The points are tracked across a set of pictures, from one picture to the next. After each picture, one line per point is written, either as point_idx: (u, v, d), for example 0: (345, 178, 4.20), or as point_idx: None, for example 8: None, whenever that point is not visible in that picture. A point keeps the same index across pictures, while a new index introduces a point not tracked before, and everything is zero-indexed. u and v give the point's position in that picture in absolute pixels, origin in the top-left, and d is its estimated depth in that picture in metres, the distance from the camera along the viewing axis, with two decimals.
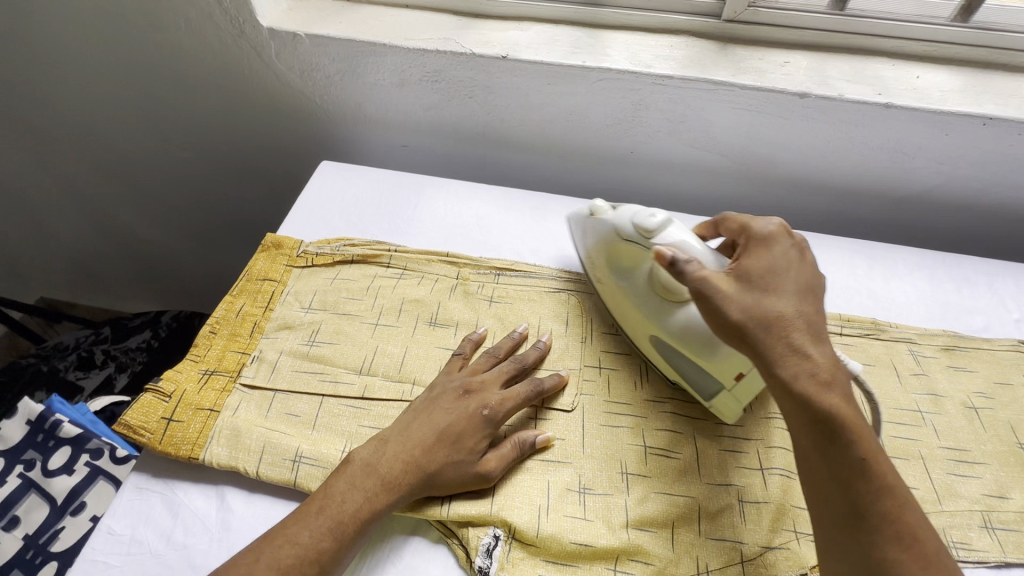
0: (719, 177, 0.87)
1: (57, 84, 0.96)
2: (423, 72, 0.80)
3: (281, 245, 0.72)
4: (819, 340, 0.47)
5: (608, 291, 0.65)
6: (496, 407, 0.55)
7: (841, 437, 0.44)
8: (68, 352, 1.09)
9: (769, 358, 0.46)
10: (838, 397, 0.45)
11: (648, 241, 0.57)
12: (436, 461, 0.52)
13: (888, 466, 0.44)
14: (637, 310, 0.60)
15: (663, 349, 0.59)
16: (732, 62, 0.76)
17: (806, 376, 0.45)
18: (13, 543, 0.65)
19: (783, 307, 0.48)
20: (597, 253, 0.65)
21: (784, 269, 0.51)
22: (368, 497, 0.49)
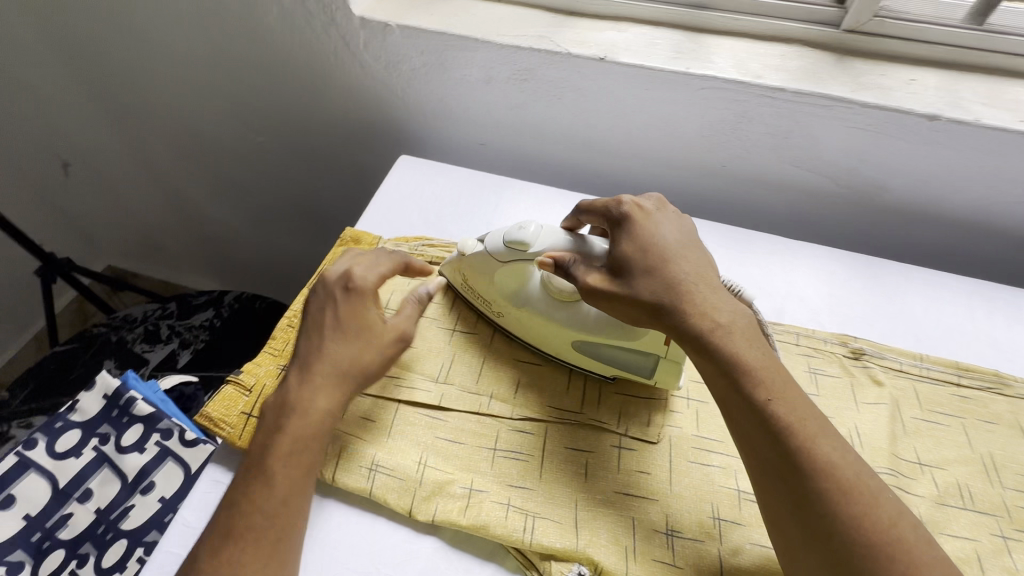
0: (818, 200, 0.81)
1: (146, 62, 0.98)
2: (512, 70, 0.77)
3: (359, 240, 0.71)
4: (709, 288, 0.48)
5: (511, 321, 0.61)
6: (364, 276, 0.54)
7: (748, 383, 0.44)
8: (136, 324, 1.13)
9: (679, 328, 0.47)
10: (742, 340, 0.46)
11: (527, 253, 0.56)
12: (343, 359, 0.50)
13: (796, 398, 0.44)
14: (549, 326, 0.58)
15: (592, 350, 0.58)
16: (850, 76, 0.70)
17: (705, 330, 0.46)
18: (86, 516, 0.67)
19: (676, 272, 0.49)
20: (483, 287, 0.61)
21: (651, 231, 0.52)
22: (301, 426, 0.48)
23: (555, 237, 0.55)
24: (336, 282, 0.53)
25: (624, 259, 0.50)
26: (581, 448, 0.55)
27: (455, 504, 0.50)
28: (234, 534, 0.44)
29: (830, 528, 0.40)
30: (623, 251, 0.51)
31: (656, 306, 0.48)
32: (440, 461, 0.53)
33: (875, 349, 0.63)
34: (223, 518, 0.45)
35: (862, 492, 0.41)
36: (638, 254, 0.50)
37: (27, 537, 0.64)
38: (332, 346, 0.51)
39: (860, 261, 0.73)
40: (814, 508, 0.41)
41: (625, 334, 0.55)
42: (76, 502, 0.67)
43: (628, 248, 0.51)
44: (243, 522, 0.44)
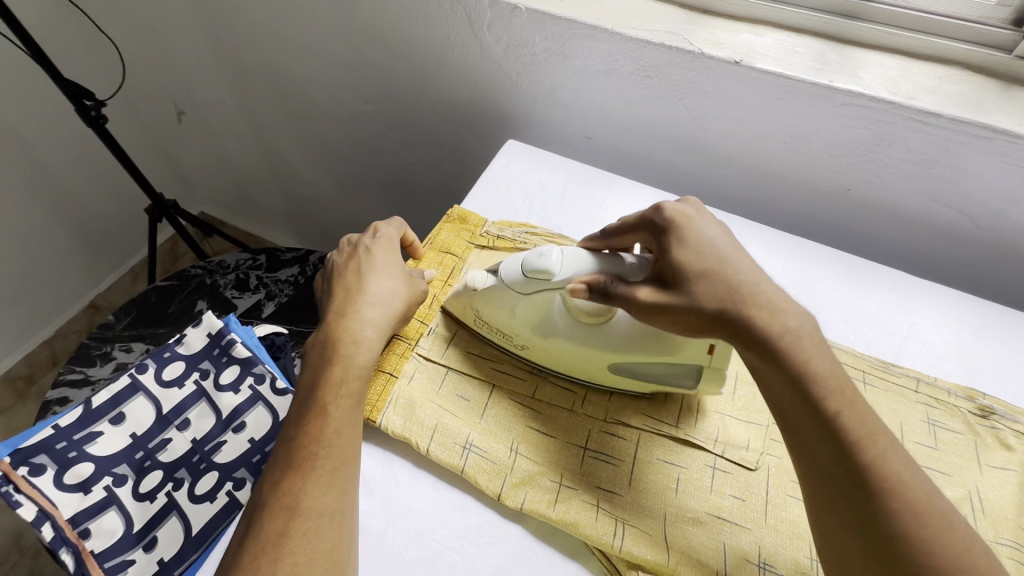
0: (950, 239, 0.74)
1: (271, 22, 1.02)
2: (637, 64, 0.75)
3: (467, 220, 0.71)
4: (769, 293, 0.45)
5: (536, 352, 0.58)
6: (386, 230, 0.62)
7: (813, 394, 0.41)
8: (228, 270, 1.19)
9: (741, 334, 0.44)
10: (809, 349, 0.43)
11: (553, 282, 0.52)
12: (379, 294, 0.56)
13: (865, 412, 0.41)
14: (579, 350, 0.55)
15: (630, 368, 0.55)
16: (1019, 108, 0.63)
17: (774, 337, 0.43)
18: (183, 443, 0.70)
19: (735, 280, 0.45)
20: (500, 320, 0.57)
21: (707, 233, 0.48)
22: (349, 360, 0.51)
23: (578, 262, 0.52)
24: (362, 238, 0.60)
25: (677, 268, 0.47)
26: (673, 462, 0.54)
27: (544, 496, 0.50)
28: (294, 464, 0.45)
29: (900, 553, 0.36)
30: (676, 257, 0.47)
31: (716, 314, 0.45)
32: (531, 451, 0.53)
33: (1005, 410, 0.58)
34: (282, 451, 0.47)
35: (933, 515, 0.37)
36: (693, 258, 0.47)
37: (132, 455, 0.68)
38: (372, 281, 0.56)
39: (993, 310, 0.66)
40: (881, 530, 0.37)
41: (665, 349, 0.52)
42: (176, 429, 0.71)
43: (682, 254, 0.47)
44: (304, 450, 0.46)
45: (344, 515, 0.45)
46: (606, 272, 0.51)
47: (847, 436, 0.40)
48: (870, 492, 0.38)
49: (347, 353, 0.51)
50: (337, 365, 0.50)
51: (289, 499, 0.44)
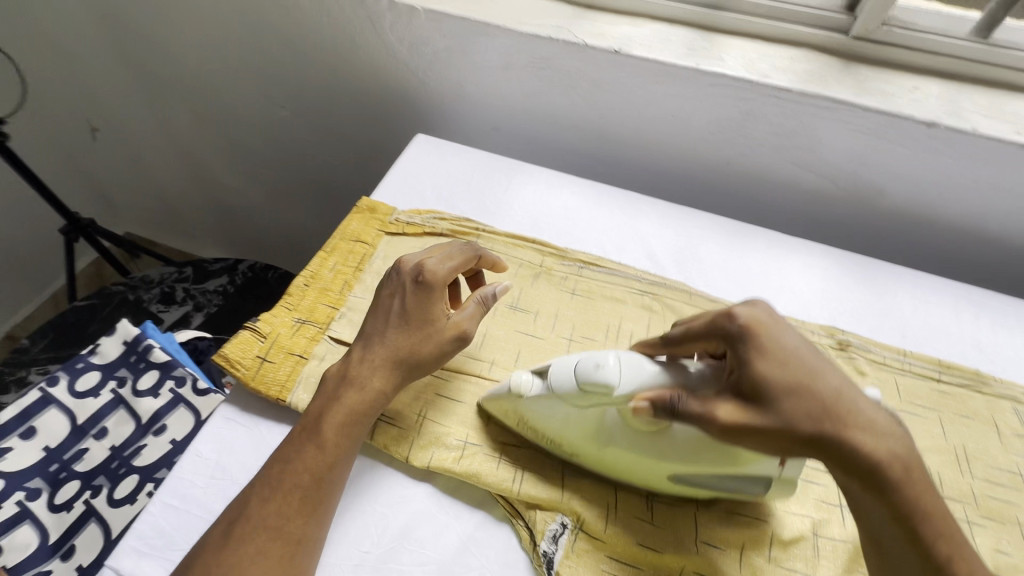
0: (818, 200, 0.83)
1: (180, 32, 1.01)
2: (531, 58, 0.80)
3: (375, 210, 0.73)
4: (869, 411, 0.43)
5: (589, 458, 0.53)
6: (438, 270, 0.54)
7: (918, 533, 0.40)
8: (153, 285, 1.17)
9: (843, 461, 0.41)
10: (917, 484, 0.41)
11: (613, 395, 0.48)
12: (401, 344, 0.52)
13: (961, 538, 0.41)
14: (640, 461, 0.50)
15: (693, 479, 0.50)
16: (855, 81, 0.73)
17: (883, 469, 0.41)
18: (101, 452, 0.70)
19: (828, 398, 0.42)
20: (552, 430, 0.52)
21: (791, 340, 0.45)
22: (358, 398, 0.51)
23: (639, 371, 0.48)
24: (411, 273, 0.54)
25: (763, 394, 0.42)
26: None
27: (450, 453, 0.54)
28: (279, 485, 0.47)
29: None
30: (760, 373, 0.43)
31: (812, 436, 0.41)
32: (439, 416, 0.57)
33: (860, 342, 0.66)
34: (272, 469, 0.48)
35: None
36: (781, 378, 0.43)
37: (46, 468, 0.66)
38: (394, 332, 0.53)
39: (852, 259, 0.75)
40: None
41: (731, 465, 0.48)
42: (93, 439, 0.70)
43: (769, 369, 0.43)
44: (290, 476, 0.47)
45: (308, 544, 0.46)
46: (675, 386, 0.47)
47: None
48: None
49: (356, 396, 0.51)
50: (348, 400, 0.50)
51: (273, 521, 0.45)
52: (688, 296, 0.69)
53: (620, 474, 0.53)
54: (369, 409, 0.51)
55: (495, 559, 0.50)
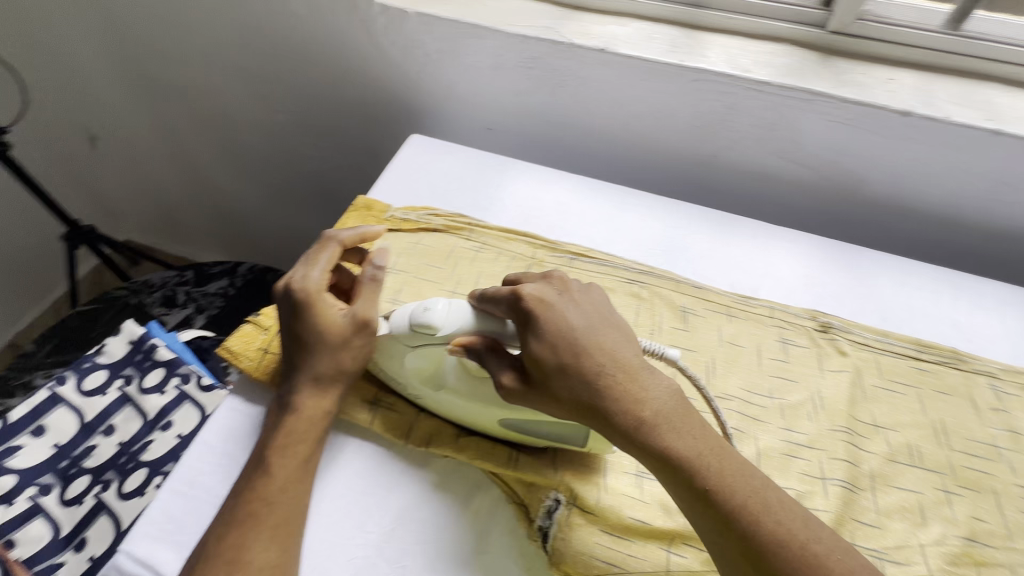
0: (801, 190, 0.86)
1: (177, 39, 1.04)
2: (520, 58, 0.83)
3: (372, 207, 0.75)
4: (628, 377, 0.46)
5: (430, 401, 0.57)
6: (307, 283, 0.55)
7: (681, 474, 0.44)
8: (155, 288, 1.18)
9: (602, 421, 0.46)
10: (666, 430, 0.45)
11: (436, 336, 0.52)
12: (313, 361, 0.55)
13: (747, 490, 0.43)
14: (467, 404, 0.54)
15: (516, 424, 0.54)
16: (834, 74, 0.75)
17: (636, 423, 0.45)
18: (110, 448, 0.71)
19: (589, 366, 0.46)
20: (394, 371, 0.57)
21: (565, 318, 0.48)
22: (298, 422, 0.53)
23: (459, 316, 0.52)
24: (285, 296, 0.56)
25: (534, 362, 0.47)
26: None
27: (449, 435, 0.57)
28: (238, 518, 0.48)
29: None
30: (533, 351, 0.47)
31: (576, 405, 0.47)
32: None
33: (842, 324, 0.68)
34: (228, 507, 0.49)
35: None
36: (548, 348, 0.47)
37: (58, 464, 0.68)
38: (306, 355, 0.55)
39: (835, 246, 0.78)
40: None
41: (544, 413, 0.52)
42: (102, 436, 0.72)
43: (540, 348, 0.47)
44: (245, 508, 0.49)
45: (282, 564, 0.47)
46: (484, 335, 0.51)
47: (726, 518, 0.43)
48: (759, 563, 0.41)
49: (297, 423, 0.53)
50: (289, 427, 0.53)
51: (233, 551, 0.46)
52: (675, 283, 0.71)
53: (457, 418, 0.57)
54: (313, 427, 0.54)
55: (492, 536, 0.53)
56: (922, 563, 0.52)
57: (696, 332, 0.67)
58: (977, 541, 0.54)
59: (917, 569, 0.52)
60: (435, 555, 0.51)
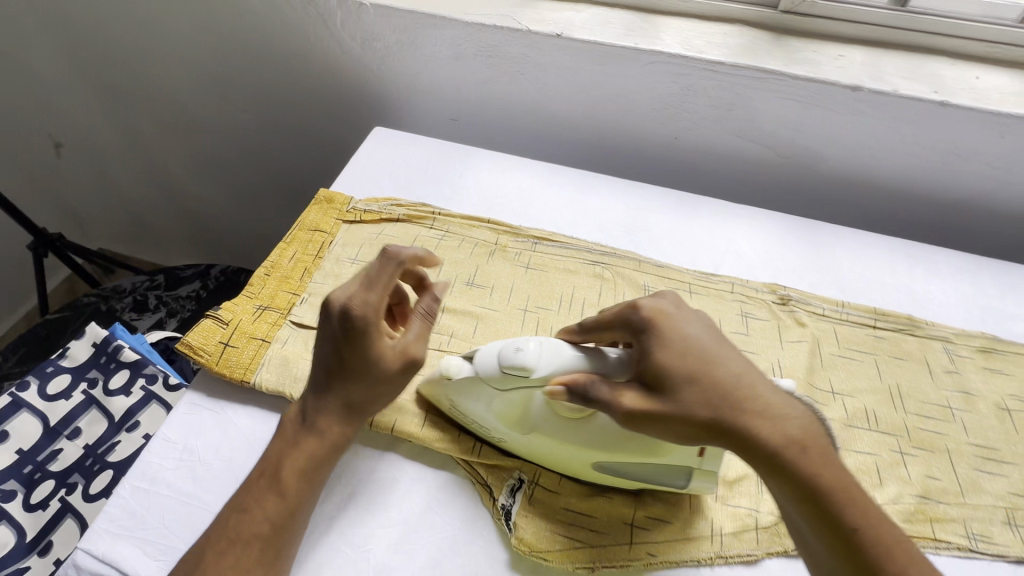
0: (762, 169, 0.87)
1: (135, 39, 1.02)
2: (478, 46, 0.83)
3: (333, 200, 0.75)
4: (766, 395, 0.43)
5: (514, 444, 0.54)
6: (362, 306, 0.47)
7: (823, 509, 0.41)
8: (125, 294, 1.17)
9: (739, 439, 0.42)
10: (816, 459, 0.42)
11: (531, 378, 0.49)
12: (347, 389, 0.48)
13: (889, 530, 0.40)
14: (560, 448, 0.51)
15: (613, 467, 0.51)
16: (786, 52, 0.76)
17: (778, 444, 0.42)
18: (75, 451, 0.71)
19: (723, 382, 0.44)
20: (476, 413, 0.53)
21: (689, 332, 0.46)
22: (320, 446, 0.49)
23: (556, 356, 0.49)
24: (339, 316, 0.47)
25: (660, 377, 0.44)
26: None
27: (413, 421, 0.57)
28: (238, 535, 0.45)
29: None
30: (657, 360, 0.45)
31: (708, 421, 0.43)
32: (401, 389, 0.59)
33: (801, 296, 0.69)
34: (230, 518, 0.46)
35: None
36: (678, 363, 0.44)
37: (20, 470, 0.67)
38: (343, 382, 0.48)
39: (794, 221, 0.79)
40: None
41: (652, 455, 0.49)
42: (66, 440, 0.71)
43: (665, 357, 0.45)
44: (247, 528, 0.46)
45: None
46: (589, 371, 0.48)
47: (858, 554, 0.39)
48: None
49: (309, 443, 0.49)
50: (305, 449, 0.48)
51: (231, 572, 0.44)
52: (637, 263, 0.72)
53: (540, 459, 0.54)
54: (325, 451, 0.49)
55: (455, 516, 0.53)
56: None
57: None
58: (932, 499, 0.55)
59: None
60: (399, 536, 0.51)
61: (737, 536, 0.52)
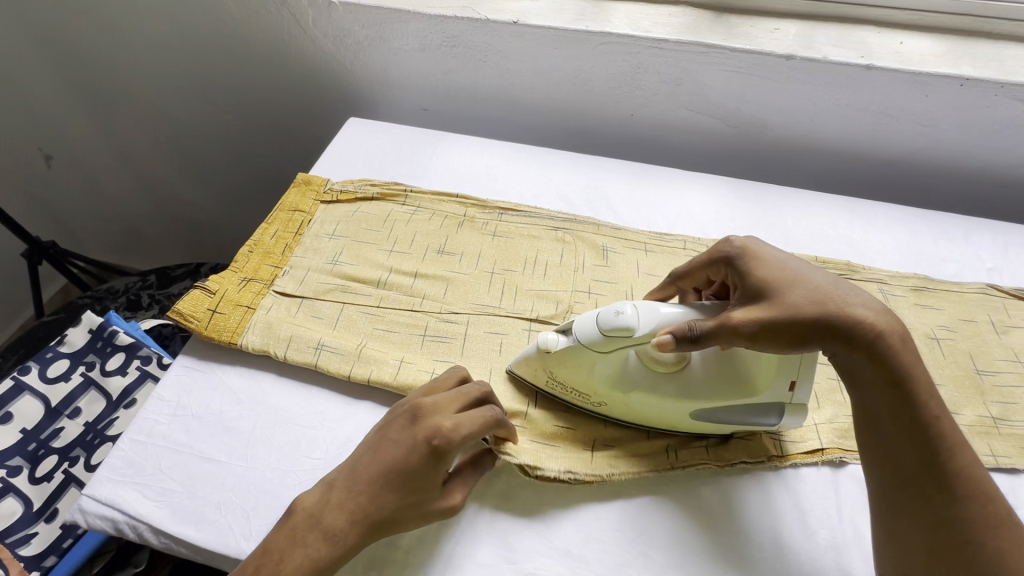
0: (713, 139, 0.93)
1: (120, 48, 1.07)
2: (442, 37, 0.88)
3: (311, 182, 0.80)
4: (863, 295, 0.48)
5: (614, 407, 0.57)
6: (455, 436, 0.48)
7: (915, 400, 0.45)
8: (118, 295, 1.21)
9: (844, 336, 0.46)
10: (912, 354, 0.46)
11: (635, 337, 0.51)
12: (388, 503, 0.47)
13: (953, 419, 0.45)
14: (664, 403, 0.54)
15: (709, 415, 0.55)
16: (725, 28, 0.82)
17: (881, 336, 0.45)
18: (76, 428, 0.75)
19: (823, 286, 0.48)
20: (577, 381, 0.56)
21: (782, 255, 0.51)
22: (330, 546, 0.46)
23: (656, 313, 0.51)
24: (425, 434, 0.48)
25: (766, 288, 0.49)
26: (497, 331, 0.66)
27: (387, 370, 0.60)
28: None
29: (962, 543, 0.42)
30: (761, 275, 0.50)
31: (818, 316, 0.46)
32: (378, 344, 0.63)
33: None
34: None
35: (1000, 518, 0.43)
36: (779, 274, 0.49)
37: (24, 447, 0.71)
38: (387, 496, 0.47)
39: (743, 185, 0.85)
40: (954, 532, 0.43)
41: (748, 393, 0.54)
42: (68, 418, 0.75)
43: (767, 272, 0.50)
44: None
45: None
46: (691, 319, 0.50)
47: (927, 433, 0.44)
48: (943, 481, 0.44)
49: (314, 536, 0.46)
50: (313, 549, 0.46)
51: None
52: (597, 227, 0.77)
53: (636, 419, 0.58)
54: (325, 550, 0.45)
55: None
56: (816, 438, 0.58)
57: (617, 266, 0.73)
58: None
59: (811, 444, 0.57)
60: None
61: (688, 448, 0.57)
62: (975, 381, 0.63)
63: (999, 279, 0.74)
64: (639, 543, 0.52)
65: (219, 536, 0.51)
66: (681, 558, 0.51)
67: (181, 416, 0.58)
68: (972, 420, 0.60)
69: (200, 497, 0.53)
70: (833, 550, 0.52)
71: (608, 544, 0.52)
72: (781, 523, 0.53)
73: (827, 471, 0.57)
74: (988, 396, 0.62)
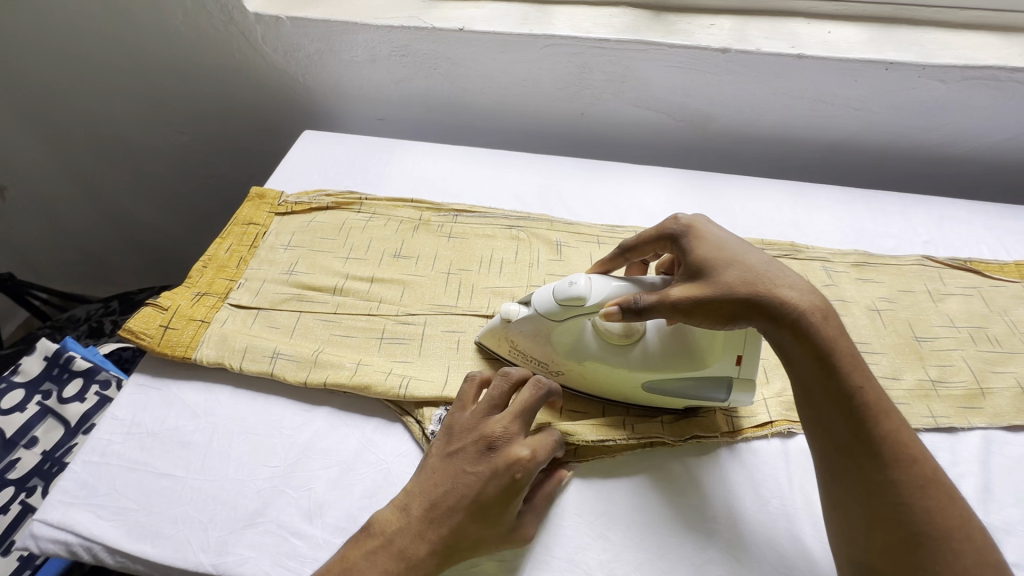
0: (662, 132, 0.96)
1: (67, 74, 1.07)
2: (391, 47, 0.90)
3: (264, 196, 0.80)
4: (791, 275, 0.50)
5: (571, 376, 0.59)
6: (535, 462, 0.49)
7: (839, 372, 0.47)
8: (80, 323, 1.19)
9: (771, 314, 0.48)
10: (835, 330, 0.48)
11: (587, 306, 0.53)
12: (472, 529, 0.48)
13: (880, 388, 0.47)
14: (614, 372, 0.56)
15: (657, 387, 0.57)
16: (663, 26, 0.85)
17: (805, 314, 0.47)
18: (33, 458, 0.73)
19: (755, 266, 0.50)
20: (535, 349, 0.58)
21: (721, 235, 0.53)
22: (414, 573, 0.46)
23: (608, 285, 0.53)
24: (507, 460, 0.49)
25: (703, 269, 0.50)
26: (454, 330, 0.66)
27: (344, 373, 0.61)
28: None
29: (893, 504, 0.44)
30: (699, 255, 0.51)
31: (747, 295, 0.48)
32: (335, 349, 0.64)
33: None
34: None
35: (928, 476, 0.45)
36: (715, 255, 0.51)
37: None
38: (472, 523, 0.48)
39: (692, 175, 0.87)
40: (888, 494, 0.44)
41: (691, 364, 0.55)
42: (24, 449, 0.73)
43: (704, 253, 0.51)
44: None
45: None
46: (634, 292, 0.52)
47: (855, 403, 0.46)
48: (868, 446, 0.45)
49: (392, 563, 0.46)
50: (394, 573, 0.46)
51: None
52: (550, 223, 0.79)
53: (590, 387, 0.59)
54: None
55: (390, 452, 0.57)
56: (765, 411, 0.60)
57: (569, 260, 0.75)
58: None
59: (760, 417, 0.59)
60: (338, 475, 0.55)
61: (645, 423, 0.59)
62: (914, 347, 0.66)
63: (935, 251, 0.77)
64: (597, 525, 0.53)
65: (177, 551, 0.50)
66: (638, 537, 0.52)
67: (135, 435, 0.57)
68: (912, 384, 0.63)
69: (156, 513, 0.53)
70: (785, 517, 0.53)
71: (568, 529, 0.53)
72: (735, 495, 0.55)
73: (777, 443, 0.59)
74: (927, 361, 0.65)
